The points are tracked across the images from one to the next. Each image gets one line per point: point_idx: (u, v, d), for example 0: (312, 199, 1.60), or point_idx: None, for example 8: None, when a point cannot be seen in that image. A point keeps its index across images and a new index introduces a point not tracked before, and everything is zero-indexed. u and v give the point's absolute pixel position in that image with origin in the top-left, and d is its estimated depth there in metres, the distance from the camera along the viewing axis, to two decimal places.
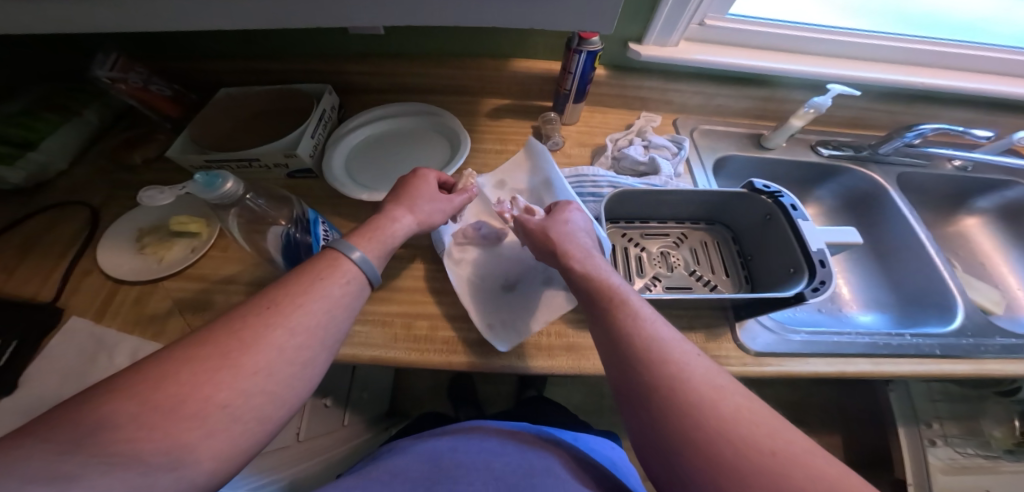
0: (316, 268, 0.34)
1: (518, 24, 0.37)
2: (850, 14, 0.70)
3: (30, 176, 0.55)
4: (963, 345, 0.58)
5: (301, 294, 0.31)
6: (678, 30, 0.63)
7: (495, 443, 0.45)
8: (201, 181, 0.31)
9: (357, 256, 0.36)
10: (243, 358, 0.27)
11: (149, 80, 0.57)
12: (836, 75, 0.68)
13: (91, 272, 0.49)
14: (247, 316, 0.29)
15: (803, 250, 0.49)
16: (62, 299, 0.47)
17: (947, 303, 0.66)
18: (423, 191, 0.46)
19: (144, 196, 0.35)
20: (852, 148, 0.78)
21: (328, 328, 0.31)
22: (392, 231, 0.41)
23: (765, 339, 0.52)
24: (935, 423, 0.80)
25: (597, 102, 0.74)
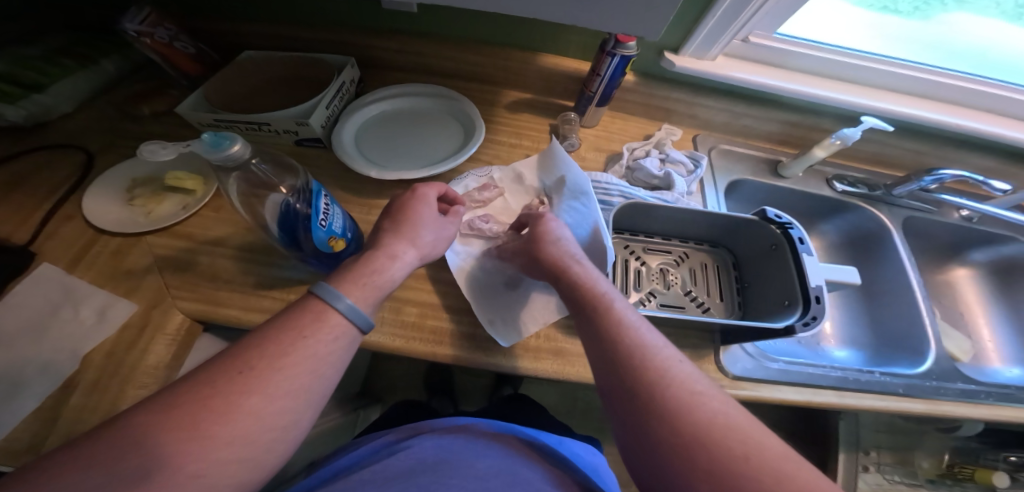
0: (303, 319, 0.30)
1: (558, 14, 0.36)
2: (901, 46, 0.68)
3: (31, 117, 0.52)
4: (925, 386, 0.58)
5: (285, 351, 0.28)
6: (720, 44, 0.61)
7: (484, 445, 0.45)
8: (206, 140, 0.29)
9: (343, 305, 0.31)
10: (218, 425, 0.24)
11: (176, 38, 0.54)
12: (868, 106, 0.67)
13: (73, 217, 0.48)
14: (224, 376, 0.26)
15: (801, 284, 0.48)
16: (38, 242, 0.45)
17: (920, 347, 0.66)
18: (421, 218, 0.41)
19: (144, 150, 0.32)
20: (866, 186, 0.77)
21: (315, 387, 0.28)
22: (389, 271, 0.36)
23: (744, 363, 0.51)
24: (872, 451, 0.82)
25: (620, 108, 0.72)
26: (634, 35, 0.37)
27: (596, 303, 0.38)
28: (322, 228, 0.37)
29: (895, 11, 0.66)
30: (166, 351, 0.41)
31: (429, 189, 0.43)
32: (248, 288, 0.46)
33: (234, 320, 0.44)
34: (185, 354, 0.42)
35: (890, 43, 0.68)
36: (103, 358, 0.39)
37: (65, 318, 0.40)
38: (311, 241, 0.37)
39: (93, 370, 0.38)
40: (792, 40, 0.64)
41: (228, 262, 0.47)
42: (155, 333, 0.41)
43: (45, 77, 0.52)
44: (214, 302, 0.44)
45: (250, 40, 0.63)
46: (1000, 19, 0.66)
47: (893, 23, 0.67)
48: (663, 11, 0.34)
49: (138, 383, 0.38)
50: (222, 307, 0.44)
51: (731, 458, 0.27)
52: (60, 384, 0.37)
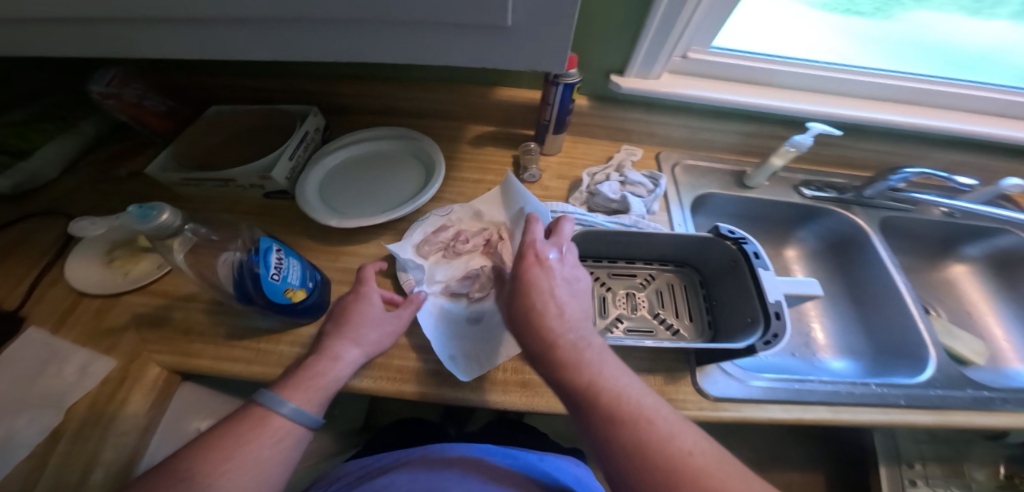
0: (246, 425, 0.32)
1: (477, 50, 0.38)
2: (842, 49, 0.70)
3: (18, 186, 0.54)
4: (931, 397, 0.55)
5: (229, 459, 0.30)
6: (660, 63, 0.64)
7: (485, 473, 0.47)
8: (134, 213, 0.31)
9: (289, 409, 0.33)
10: None
11: (144, 96, 0.58)
12: (819, 113, 0.69)
13: (58, 282, 0.46)
14: (169, 489, 0.28)
15: (761, 300, 0.48)
16: (27, 307, 0.43)
17: (917, 352, 0.64)
18: (363, 315, 0.41)
19: (76, 226, 0.43)
20: (836, 189, 0.78)
21: (260, 485, 0.30)
22: (333, 375, 0.37)
23: (723, 385, 0.50)
24: (917, 464, 0.79)
25: (581, 132, 0.75)
26: (552, 63, 0.39)
27: (589, 378, 0.34)
28: (275, 282, 0.38)
29: (858, 12, 0.67)
30: (144, 402, 0.39)
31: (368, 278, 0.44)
32: (220, 339, 0.44)
33: (208, 372, 0.42)
34: (163, 406, 0.40)
35: (834, 49, 0.70)
36: (85, 410, 0.36)
37: (49, 376, 0.37)
38: (263, 295, 0.38)
39: (76, 420, 0.36)
40: (732, 53, 0.67)
41: (201, 314, 0.45)
42: (132, 386, 0.39)
43: (29, 142, 0.55)
44: (189, 354, 0.42)
45: (227, 93, 0.68)
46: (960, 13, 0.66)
47: (858, 24, 0.68)
48: (562, 44, 0.37)
49: (119, 432, 0.36)
50: (194, 359, 0.42)
51: None
52: (47, 434, 0.34)
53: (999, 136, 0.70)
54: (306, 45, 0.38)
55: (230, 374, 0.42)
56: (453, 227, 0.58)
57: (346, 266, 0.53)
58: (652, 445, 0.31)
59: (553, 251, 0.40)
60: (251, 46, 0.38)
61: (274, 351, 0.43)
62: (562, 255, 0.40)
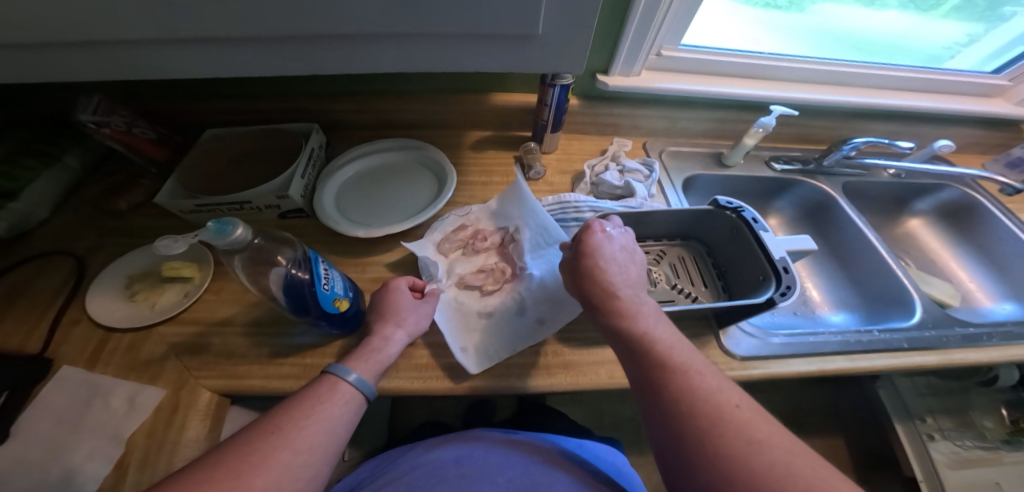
0: (316, 392, 0.35)
1: (498, 49, 0.41)
2: (790, 39, 0.78)
3: (13, 227, 0.52)
4: (926, 337, 0.62)
5: (303, 416, 0.33)
6: (639, 61, 0.70)
7: (524, 450, 0.49)
8: (212, 229, 0.32)
9: (353, 377, 0.37)
10: (253, 477, 0.28)
11: (133, 124, 0.56)
12: (778, 98, 0.77)
13: (80, 321, 0.44)
14: (255, 441, 0.30)
15: (767, 257, 0.53)
16: (51, 349, 0.41)
17: (903, 299, 0.72)
18: (401, 303, 0.46)
19: (160, 246, 0.33)
20: (800, 162, 0.87)
21: (329, 442, 0.33)
22: (384, 352, 0.41)
23: (747, 344, 0.55)
24: (928, 418, 0.86)
25: (573, 130, 0.79)
26: (564, 58, 0.43)
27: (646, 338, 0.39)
28: (326, 291, 0.40)
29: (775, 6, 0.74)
30: (203, 426, 0.37)
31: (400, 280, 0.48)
32: (265, 359, 0.43)
33: (261, 392, 0.41)
34: (219, 429, 0.39)
35: (779, 40, 0.78)
36: (145, 439, 0.36)
37: (97, 411, 0.37)
38: (317, 304, 0.39)
39: (139, 449, 0.35)
40: (699, 49, 0.74)
41: (239, 337, 0.44)
42: (188, 412, 0.38)
43: (14, 182, 0.52)
44: (237, 375, 0.41)
45: (220, 119, 0.67)
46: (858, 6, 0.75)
47: (777, 16, 0.76)
48: (577, 43, 0.42)
49: (185, 457, 0.35)
50: (243, 379, 0.41)
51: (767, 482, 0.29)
52: (112, 466, 0.34)
53: (924, 106, 0.81)
54: (334, 57, 0.40)
55: (283, 390, 0.41)
56: (467, 230, 0.59)
57: (376, 276, 0.54)
58: (696, 390, 0.35)
59: (608, 230, 0.47)
60: (279, 62, 0.39)
61: (322, 364, 0.43)
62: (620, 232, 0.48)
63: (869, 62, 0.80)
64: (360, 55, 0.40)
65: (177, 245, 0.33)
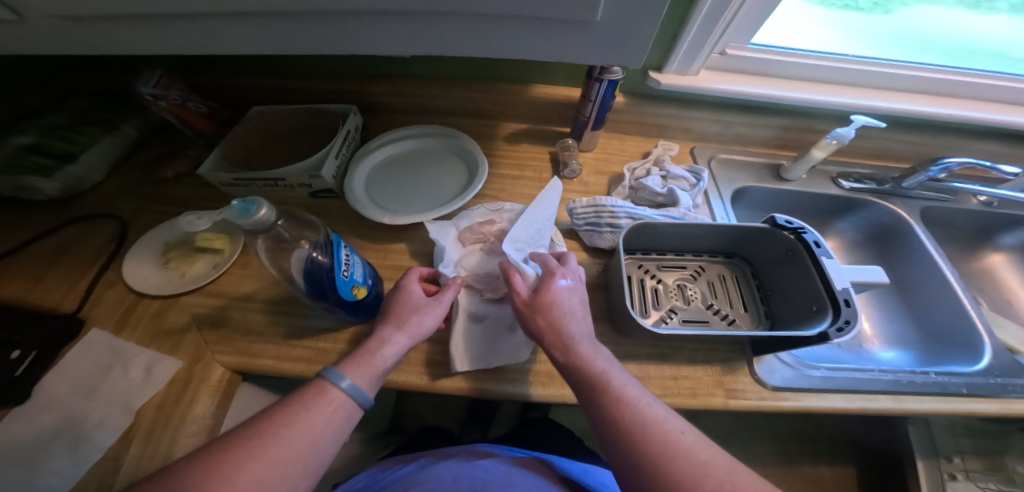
0: (306, 396, 0.35)
1: (545, 37, 0.38)
2: (878, 40, 0.70)
3: (67, 188, 0.55)
4: (991, 384, 0.54)
5: (286, 425, 0.32)
6: (700, 60, 0.65)
7: (528, 479, 0.46)
8: (236, 207, 0.31)
9: (347, 384, 0.36)
10: (222, 488, 0.28)
11: (188, 98, 0.58)
12: (858, 106, 0.69)
13: (115, 284, 0.47)
14: (234, 448, 0.30)
15: (827, 288, 0.47)
16: (84, 309, 0.44)
17: (973, 342, 0.63)
18: (409, 299, 0.43)
19: (184, 221, 0.38)
20: (874, 181, 0.77)
21: (309, 454, 0.32)
22: (381, 353, 0.39)
23: (783, 374, 0.49)
24: (955, 458, 0.76)
25: (616, 128, 0.75)
26: (617, 47, 0.39)
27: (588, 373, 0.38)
28: (345, 278, 0.39)
29: (857, 9, 0.70)
30: (210, 402, 0.39)
31: (413, 275, 0.46)
32: (280, 339, 0.44)
33: (270, 372, 0.42)
34: (226, 407, 0.40)
35: (865, 42, 0.70)
36: (154, 412, 0.37)
37: (115, 378, 0.38)
38: (335, 290, 0.39)
39: (146, 420, 0.36)
40: (770, 50, 0.67)
41: (259, 314, 0.45)
42: (198, 387, 0.39)
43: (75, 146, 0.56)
44: (249, 353, 0.43)
45: (265, 95, 0.68)
46: (961, 8, 0.70)
47: (858, 19, 0.71)
48: (633, 34, 0.38)
49: (189, 433, 0.36)
50: (257, 358, 0.42)
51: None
52: (120, 435, 0.35)
53: None
54: (375, 37, 0.38)
55: (294, 373, 0.42)
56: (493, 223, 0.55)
57: (396, 264, 0.53)
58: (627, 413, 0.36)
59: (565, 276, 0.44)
60: (320, 38, 0.38)
61: (333, 350, 0.43)
62: (570, 275, 0.46)
63: (966, 68, 0.69)
64: (400, 36, 0.38)
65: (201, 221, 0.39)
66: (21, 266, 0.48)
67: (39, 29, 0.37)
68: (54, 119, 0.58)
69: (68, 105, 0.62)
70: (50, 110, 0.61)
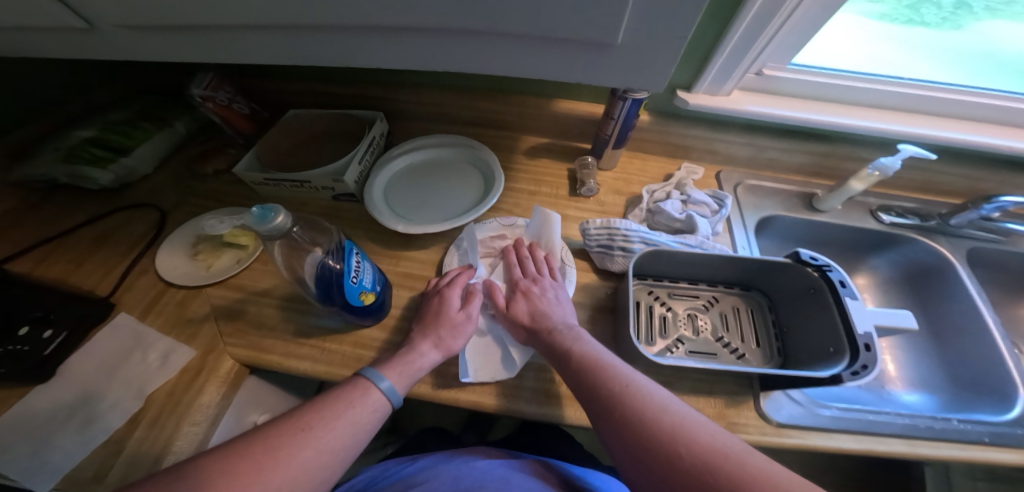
0: (348, 394, 0.37)
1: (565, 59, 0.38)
2: (935, 63, 0.65)
3: (119, 179, 0.61)
4: (1018, 435, 0.50)
5: (330, 419, 0.35)
6: (732, 79, 0.62)
7: (527, 480, 0.46)
8: (255, 214, 0.33)
9: (385, 385, 0.39)
10: (270, 474, 0.30)
11: (233, 100, 0.63)
12: (907, 133, 0.65)
13: (147, 271, 0.51)
14: (282, 436, 0.32)
15: (847, 330, 0.45)
16: (117, 294, 0.48)
17: (1005, 391, 0.58)
18: (447, 315, 0.46)
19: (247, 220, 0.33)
20: (918, 216, 0.72)
21: (345, 450, 0.34)
22: (418, 364, 0.42)
23: (790, 410, 0.47)
24: None
25: (638, 147, 0.73)
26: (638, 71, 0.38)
27: (559, 345, 0.43)
28: (353, 284, 0.41)
29: (921, 23, 0.64)
30: (217, 392, 0.42)
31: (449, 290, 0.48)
32: (288, 336, 0.46)
33: (277, 367, 0.44)
34: (232, 396, 0.43)
35: (920, 65, 0.65)
36: (163, 397, 0.40)
37: (134, 362, 0.42)
38: (342, 296, 0.40)
39: (157, 404, 0.39)
40: (811, 70, 0.64)
41: (273, 310, 0.48)
42: (208, 376, 0.42)
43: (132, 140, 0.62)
44: (261, 348, 0.45)
45: (300, 99, 0.72)
46: None
47: (922, 35, 0.65)
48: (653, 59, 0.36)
49: (191, 421, 0.39)
50: (266, 353, 0.45)
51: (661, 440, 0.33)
52: (127, 419, 0.38)
53: None
54: (398, 53, 0.39)
55: (297, 370, 0.44)
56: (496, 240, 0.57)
57: (406, 271, 0.54)
58: (591, 370, 0.40)
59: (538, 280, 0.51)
60: (345, 51, 0.39)
61: (338, 351, 0.45)
62: (554, 290, 0.50)
63: None
64: (420, 56, 0.39)
65: (220, 224, 0.45)
66: (70, 248, 0.54)
67: (93, 36, 0.40)
68: (116, 115, 0.64)
69: (129, 104, 0.68)
70: (114, 108, 0.67)
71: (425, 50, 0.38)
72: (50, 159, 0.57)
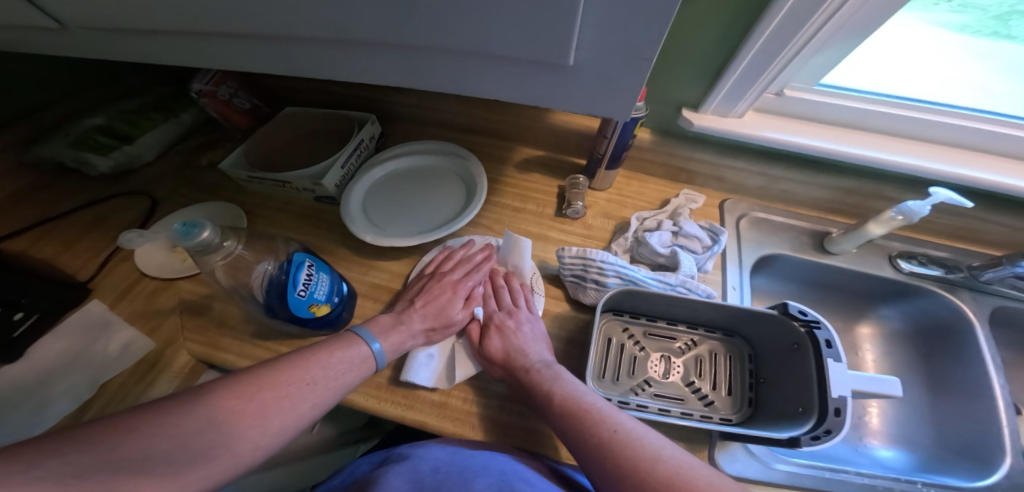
0: (340, 346, 0.42)
1: (530, 87, 0.35)
2: (1003, 78, 0.59)
3: (118, 166, 0.63)
4: None
5: (321, 367, 0.39)
6: (746, 100, 0.57)
7: (505, 462, 0.40)
8: (178, 230, 0.34)
9: (375, 347, 0.43)
10: (266, 409, 0.34)
11: (234, 95, 0.64)
12: (942, 174, 0.58)
13: (127, 259, 0.54)
14: (280, 374, 0.37)
15: (821, 392, 0.42)
16: (96, 279, 0.52)
17: (989, 459, 0.55)
18: (428, 292, 0.50)
19: (178, 234, 0.34)
20: (944, 267, 0.65)
21: (332, 395, 0.39)
22: (403, 338, 0.46)
23: (743, 464, 0.45)
24: None
25: (638, 168, 0.70)
26: (610, 106, 0.35)
27: (555, 401, 0.41)
28: (301, 298, 0.41)
29: (1010, 36, 0.57)
30: (168, 386, 0.47)
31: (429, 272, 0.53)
32: (247, 337, 0.49)
33: (231, 366, 0.48)
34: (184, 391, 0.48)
35: (985, 92, 0.59)
36: (116, 387, 0.45)
37: (97, 350, 0.46)
38: (287, 310, 0.40)
39: (106, 395, 0.44)
40: (847, 93, 0.58)
41: (237, 309, 0.51)
42: (160, 371, 0.48)
43: (137, 129, 0.65)
44: (217, 347, 0.49)
45: (298, 95, 0.72)
46: None
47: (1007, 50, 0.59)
48: (624, 92, 0.33)
49: None
50: (221, 351, 0.48)
51: None
52: (76, 406, 0.43)
53: None
54: (362, 68, 0.37)
55: None
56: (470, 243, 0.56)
57: (374, 281, 0.54)
58: (595, 426, 0.38)
59: (512, 314, 0.49)
60: (307, 62, 0.38)
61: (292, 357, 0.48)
62: (529, 323, 0.49)
63: None
64: (383, 73, 0.37)
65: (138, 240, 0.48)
66: (65, 231, 0.57)
67: (68, 34, 0.40)
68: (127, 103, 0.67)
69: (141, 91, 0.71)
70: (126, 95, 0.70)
71: (385, 66, 0.36)
72: (58, 143, 0.60)
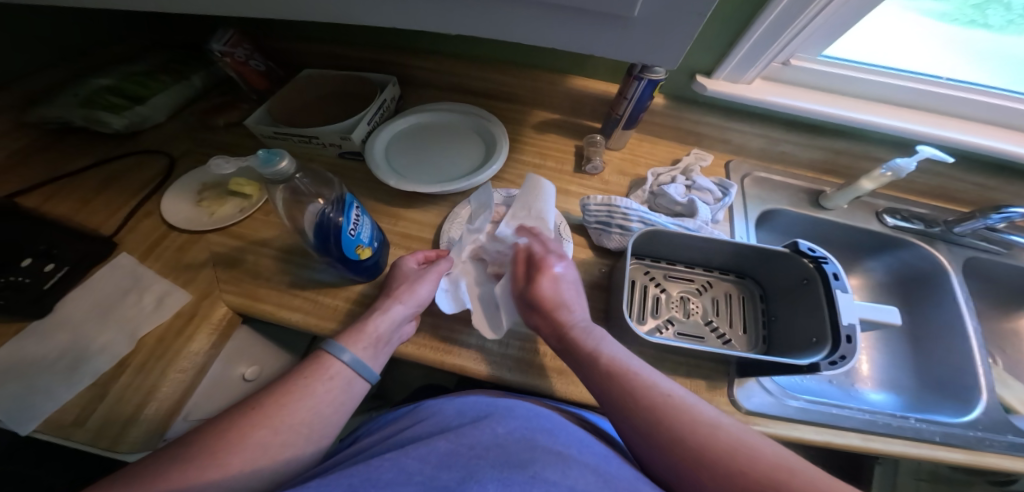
0: (310, 369, 0.40)
1: (575, 35, 0.37)
2: (977, 64, 0.64)
3: (131, 125, 0.62)
4: (968, 436, 0.52)
5: (289, 395, 0.37)
6: (755, 68, 0.61)
7: (532, 409, 0.41)
8: (261, 157, 0.34)
9: (347, 358, 0.40)
10: (228, 456, 0.32)
11: (250, 57, 0.64)
12: (926, 134, 0.63)
13: (151, 214, 0.55)
14: (241, 418, 0.35)
15: (832, 322, 0.46)
16: (120, 234, 0.52)
17: (968, 397, 0.60)
18: (405, 281, 0.46)
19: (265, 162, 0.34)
20: (923, 221, 0.71)
21: (309, 424, 0.37)
22: (378, 325, 0.43)
23: (760, 399, 0.48)
24: None
25: (649, 130, 0.73)
26: (650, 54, 0.37)
27: (604, 362, 0.40)
28: (351, 237, 0.42)
29: (986, 25, 0.62)
30: (207, 340, 0.46)
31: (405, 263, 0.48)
32: (283, 287, 0.50)
33: (268, 315, 0.48)
34: (222, 344, 0.48)
35: (964, 63, 0.64)
36: (154, 341, 0.44)
37: (130, 303, 0.46)
38: (339, 249, 0.41)
39: (146, 350, 0.44)
40: (842, 65, 0.63)
41: (270, 261, 0.52)
42: (199, 324, 0.47)
43: (147, 91, 0.64)
44: (254, 298, 0.49)
45: (312, 59, 0.71)
46: None
47: (982, 38, 0.63)
48: (663, 39, 0.35)
49: (178, 368, 0.44)
50: (257, 302, 0.49)
51: (720, 464, 0.33)
52: (115, 363, 0.42)
53: None
54: (409, 16, 0.39)
55: (288, 319, 0.48)
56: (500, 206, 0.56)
57: (405, 231, 0.56)
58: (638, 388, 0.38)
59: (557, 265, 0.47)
60: (354, 11, 0.39)
61: (332, 304, 0.49)
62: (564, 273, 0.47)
63: None
64: (431, 20, 0.39)
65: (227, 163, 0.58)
66: (77, 188, 0.56)
67: None
68: (135, 64, 0.66)
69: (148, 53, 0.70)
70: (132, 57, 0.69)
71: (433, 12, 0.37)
72: (66, 103, 0.58)
